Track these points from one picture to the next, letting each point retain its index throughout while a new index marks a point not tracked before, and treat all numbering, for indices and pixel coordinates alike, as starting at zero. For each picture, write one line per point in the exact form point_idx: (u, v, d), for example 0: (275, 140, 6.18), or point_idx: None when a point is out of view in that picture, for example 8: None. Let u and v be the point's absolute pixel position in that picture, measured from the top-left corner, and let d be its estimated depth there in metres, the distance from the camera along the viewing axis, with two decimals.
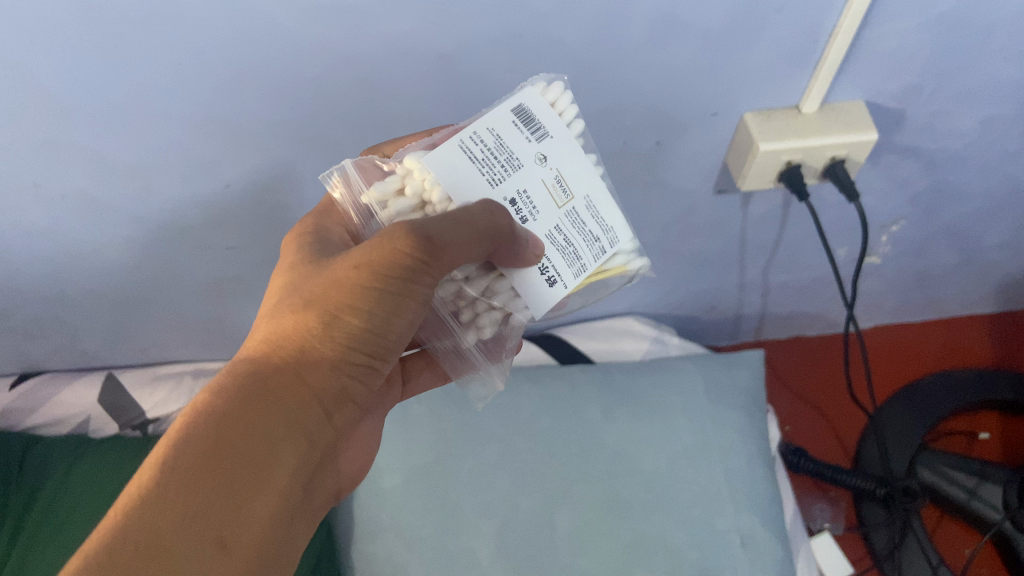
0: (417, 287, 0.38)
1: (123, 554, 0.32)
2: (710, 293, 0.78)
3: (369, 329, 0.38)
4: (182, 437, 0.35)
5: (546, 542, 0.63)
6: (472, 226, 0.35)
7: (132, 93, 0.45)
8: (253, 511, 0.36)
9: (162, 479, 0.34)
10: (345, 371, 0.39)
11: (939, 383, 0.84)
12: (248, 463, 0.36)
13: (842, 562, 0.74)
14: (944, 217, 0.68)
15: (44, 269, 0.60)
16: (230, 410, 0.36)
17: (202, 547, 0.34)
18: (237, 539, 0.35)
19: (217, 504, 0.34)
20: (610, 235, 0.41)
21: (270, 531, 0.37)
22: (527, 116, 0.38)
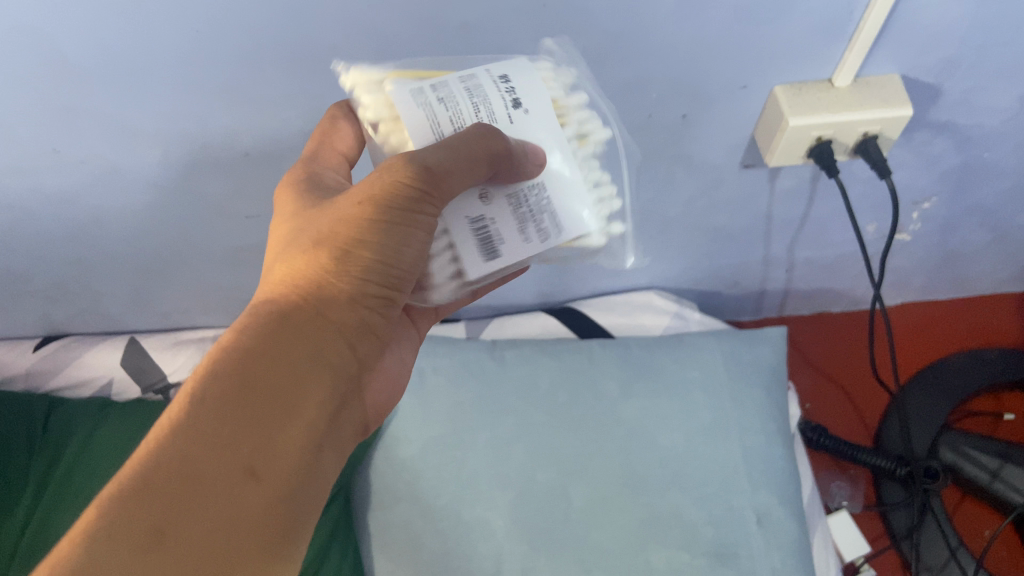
0: (423, 217, 0.37)
1: (158, 481, 0.31)
2: (733, 268, 0.77)
3: (383, 259, 0.37)
4: (209, 372, 0.34)
5: (561, 515, 0.63)
6: (466, 149, 0.37)
7: (149, 61, 0.45)
8: (281, 441, 0.34)
9: (189, 413, 0.33)
10: (367, 301, 0.38)
11: (965, 363, 0.83)
12: (274, 392, 0.34)
13: (859, 540, 0.73)
14: (978, 194, 0.66)
15: (66, 234, 0.60)
16: (254, 344, 0.35)
17: (232, 473, 0.32)
18: (268, 468, 0.33)
19: (244, 432, 0.33)
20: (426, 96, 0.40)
21: (301, 462, 0.35)
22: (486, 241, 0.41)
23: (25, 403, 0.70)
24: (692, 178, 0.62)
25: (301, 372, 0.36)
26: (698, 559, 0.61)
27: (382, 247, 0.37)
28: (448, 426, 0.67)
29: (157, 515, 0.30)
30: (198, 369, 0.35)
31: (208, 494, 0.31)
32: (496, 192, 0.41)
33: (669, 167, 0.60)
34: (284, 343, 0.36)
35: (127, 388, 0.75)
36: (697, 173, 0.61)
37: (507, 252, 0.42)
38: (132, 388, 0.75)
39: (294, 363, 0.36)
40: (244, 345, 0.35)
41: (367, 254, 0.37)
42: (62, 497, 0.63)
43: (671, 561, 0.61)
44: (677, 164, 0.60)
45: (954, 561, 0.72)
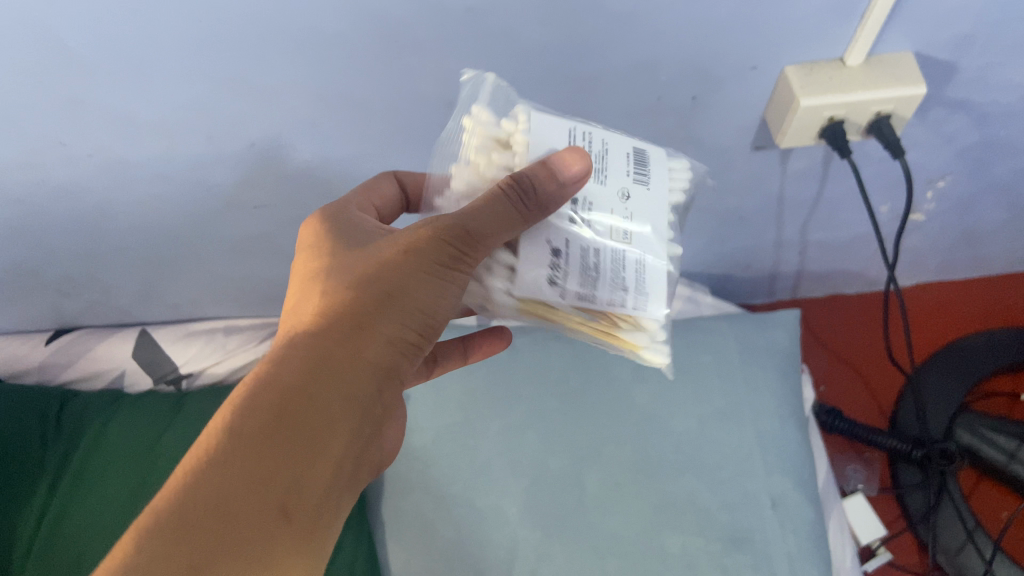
0: (461, 271, 0.36)
1: (191, 521, 0.30)
2: (745, 251, 0.77)
3: (422, 308, 0.36)
4: (242, 407, 0.33)
5: (575, 501, 0.63)
6: (509, 216, 0.35)
7: (154, 51, 0.44)
8: (312, 481, 0.32)
9: (221, 449, 0.32)
10: (405, 346, 0.36)
11: (982, 343, 0.82)
12: (310, 433, 0.33)
13: (873, 524, 0.73)
14: (994, 172, 0.65)
15: (74, 226, 0.60)
16: (288, 375, 0.34)
17: (264, 514, 0.31)
18: (298, 508, 0.32)
19: (279, 470, 0.32)
20: (637, 302, 0.39)
21: (329, 506, 0.33)
22: (642, 158, 0.40)
23: (39, 394, 0.70)
24: (703, 160, 0.61)
25: (335, 412, 0.33)
26: (713, 544, 0.60)
27: (421, 294, 0.36)
28: (460, 414, 0.68)
29: (189, 556, 0.29)
30: (230, 404, 0.33)
31: (239, 535, 0.30)
32: (616, 189, 0.38)
33: (679, 148, 0.59)
34: (322, 380, 0.34)
35: (138, 380, 0.76)
36: (708, 155, 0.60)
37: (627, 149, 0.40)
38: (144, 379, 0.76)
39: (329, 401, 0.33)
40: (277, 379, 0.34)
41: (407, 302, 0.36)
42: (77, 491, 0.63)
43: (686, 547, 0.60)
44: (688, 146, 0.59)
45: (971, 543, 0.70)
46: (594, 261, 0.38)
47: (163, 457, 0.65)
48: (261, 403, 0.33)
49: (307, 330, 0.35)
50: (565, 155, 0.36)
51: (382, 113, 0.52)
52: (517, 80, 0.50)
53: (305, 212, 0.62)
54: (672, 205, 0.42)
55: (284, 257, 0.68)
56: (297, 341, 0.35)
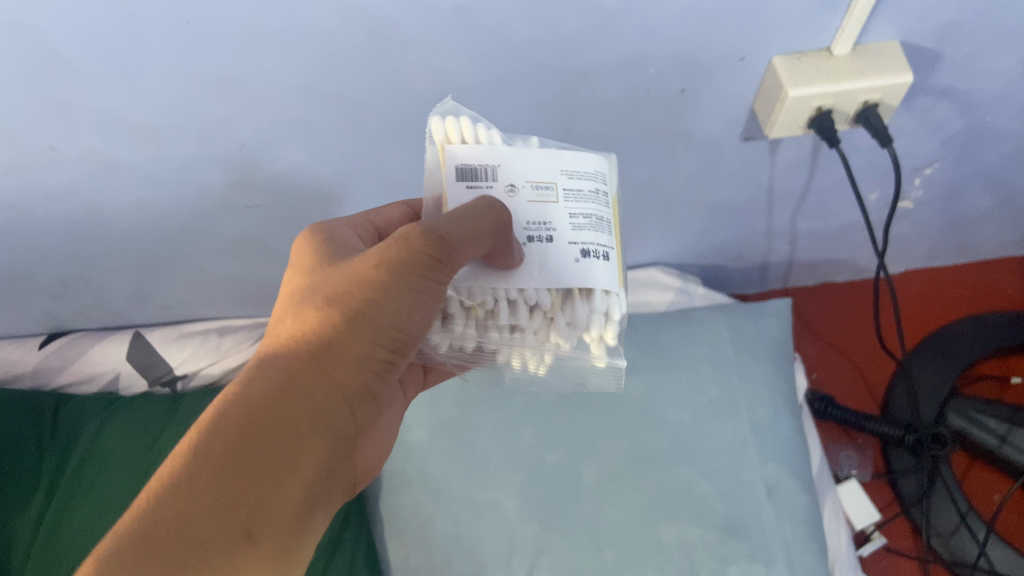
0: (435, 284, 0.37)
1: (152, 541, 0.29)
2: (736, 242, 0.77)
3: (393, 319, 0.36)
4: (210, 426, 0.31)
5: (572, 494, 0.63)
6: (479, 229, 0.38)
7: (143, 53, 0.44)
8: (279, 503, 0.31)
9: (187, 468, 0.30)
10: (374, 360, 0.36)
11: (971, 328, 0.82)
12: (279, 454, 0.32)
13: (868, 508, 0.73)
14: (980, 158, 0.66)
15: (66, 230, 0.60)
16: (258, 394, 0.33)
17: (227, 536, 0.30)
18: (264, 531, 0.31)
19: (244, 492, 0.31)
20: (597, 178, 0.45)
21: (293, 530, 0.32)
22: (469, 167, 0.42)
23: (32, 397, 0.70)
24: (693, 152, 0.61)
25: (303, 431, 0.33)
26: (709, 533, 0.60)
27: (393, 306, 0.36)
28: (456, 409, 0.68)
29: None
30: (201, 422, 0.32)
31: (201, 558, 0.29)
32: (503, 190, 0.42)
33: (670, 140, 0.60)
34: (290, 399, 0.33)
35: (133, 382, 0.76)
36: (698, 147, 0.61)
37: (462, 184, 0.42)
38: (139, 381, 0.76)
39: (297, 419, 0.33)
40: (247, 397, 0.33)
41: (378, 314, 0.36)
42: (75, 495, 0.63)
43: (682, 536, 0.61)
44: (678, 139, 0.59)
45: (965, 526, 0.71)
46: (580, 217, 0.43)
47: (161, 458, 0.65)
48: (233, 422, 0.32)
49: (276, 350, 0.35)
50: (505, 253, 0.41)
51: (373, 112, 0.52)
52: (507, 75, 0.50)
53: (298, 211, 0.62)
54: (495, 135, 0.43)
55: (276, 257, 0.68)
56: (267, 361, 0.34)
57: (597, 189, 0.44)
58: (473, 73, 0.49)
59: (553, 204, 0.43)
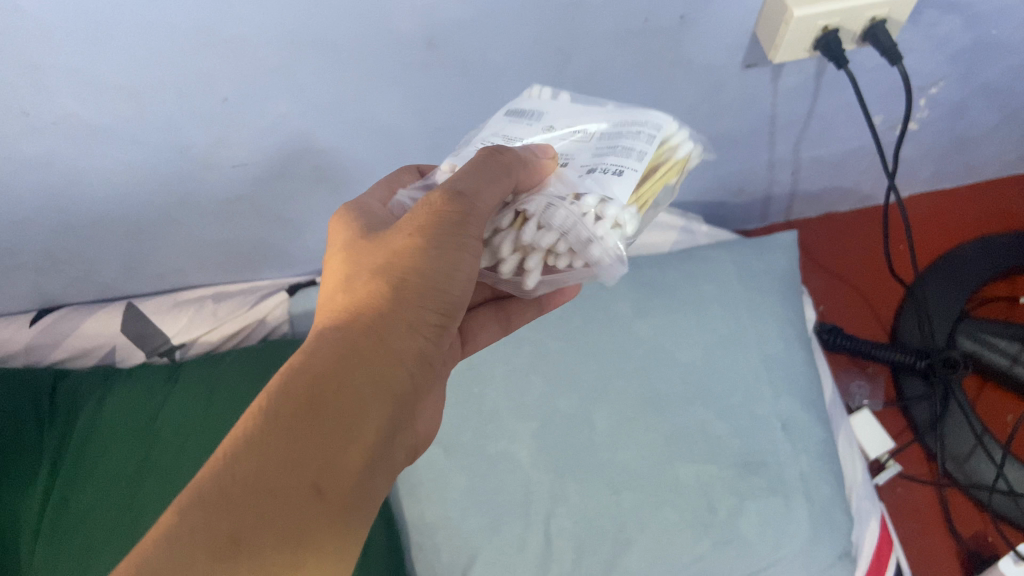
0: (469, 243, 0.37)
1: (233, 493, 0.29)
2: (738, 177, 0.75)
3: (435, 289, 0.36)
4: (276, 391, 0.32)
5: (586, 440, 0.62)
6: (486, 170, 0.37)
7: (113, 6, 0.42)
8: (345, 461, 0.31)
9: (258, 429, 0.31)
10: (421, 330, 0.36)
11: (979, 249, 0.81)
12: (345, 417, 0.32)
13: (882, 437, 0.73)
14: (985, 74, 0.64)
15: (46, 199, 0.58)
16: (322, 362, 0.33)
17: (298, 489, 0.30)
18: (334, 487, 0.31)
19: (313, 449, 0.31)
20: (649, 124, 0.43)
21: (364, 490, 0.32)
22: (520, 110, 0.47)
23: (29, 377, 0.68)
24: (694, 83, 0.59)
25: (362, 394, 0.33)
26: (726, 471, 0.59)
27: (441, 278, 0.36)
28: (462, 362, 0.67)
29: (230, 525, 0.29)
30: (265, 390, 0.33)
31: (276, 508, 0.29)
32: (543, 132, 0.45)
33: (668, 72, 0.57)
34: (352, 366, 0.33)
35: (131, 354, 0.74)
36: (698, 77, 0.58)
37: (507, 119, 0.46)
38: (137, 353, 0.74)
39: (355, 385, 0.33)
40: (308, 365, 0.33)
41: (423, 284, 0.36)
42: (79, 474, 0.61)
43: (699, 475, 0.60)
44: (678, 69, 0.57)
45: (981, 448, 0.71)
46: (606, 146, 0.42)
47: (167, 426, 0.64)
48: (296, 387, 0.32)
49: (331, 323, 0.35)
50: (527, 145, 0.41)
51: (362, 58, 0.50)
52: (499, 10, 0.48)
53: (288, 168, 0.60)
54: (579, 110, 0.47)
55: (267, 215, 0.66)
56: (325, 332, 0.35)
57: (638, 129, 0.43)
58: (465, 9, 0.47)
59: (585, 143, 0.43)
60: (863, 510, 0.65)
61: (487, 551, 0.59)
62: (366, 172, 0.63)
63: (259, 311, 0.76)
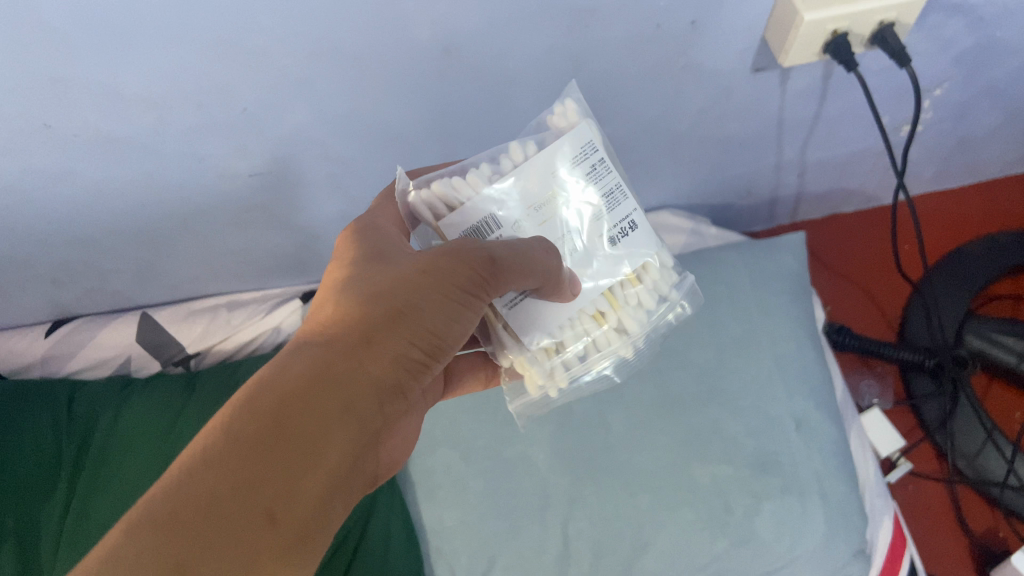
0: (474, 302, 0.38)
1: (185, 510, 0.28)
2: (746, 180, 0.76)
3: (426, 327, 0.36)
4: (246, 403, 0.31)
5: (602, 443, 0.63)
6: (529, 256, 0.39)
7: (134, 19, 0.42)
8: (304, 489, 0.30)
9: (222, 442, 0.29)
10: (400, 363, 0.35)
11: (984, 248, 0.82)
12: (315, 443, 0.31)
13: (893, 435, 0.73)
14: (989, 75, 0.65)
15: (65, 211, 0.58)
16: (299, 379, 0.32)
17: (253, 515, 0.28)
18: (287, 516, 0.29)
19: (275, 472, 0.29)
20: (597, 147, 0.44)
21: (319, 522, 0.31)
22: (490, 221, 0.42)
23: (46, 390, 0.69)
24: (703, 87, 0.60)
25: (334, 421, 0.32)
26: (741, 471, 0.60)
27: (431, 312, 0.36)
28: None
29: (178, 545, 0.27)
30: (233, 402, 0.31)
31: (227, 531, 0.28)
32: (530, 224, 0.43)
33: (679, 76, 0.58)
34: (331, 389, 0.32)
35: (147, 363, 0.75)
36: (708, 81, 0.59)
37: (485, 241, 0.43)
38: (152, 363, 0.75)
39: (327, 412, 0.32)
40: (283, 380, 0.32)
41: (415, 322, 0.36)
42: (97, 486, 0.61)
43: (715, 476, 0.60)
44: (688, 74, 0.58)
45: (991, 444, 0.71)
46: (603, 200, 0.45)
47: (185, 435, 0.64)
48: (269, 403, 0.31)
49: (313, 341, 0.34)
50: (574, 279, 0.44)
51: (379, 68, 0.50)
52: (515, 19, 0.48)
53: (304, 177, 0.61)
54: (509, 163, 0.43)
55: (281, 224, 0.67)
56: (305, 349, 0.34)
57: (593, 164, 0.44)
58: (482, 18, 0.48)
59: (573, 204, 0.44)
60: (876, 508, 0.65)
61: (505, 555, 0.60)
62: (382, 179, 0.64)
63: (274, 319, 0.76)
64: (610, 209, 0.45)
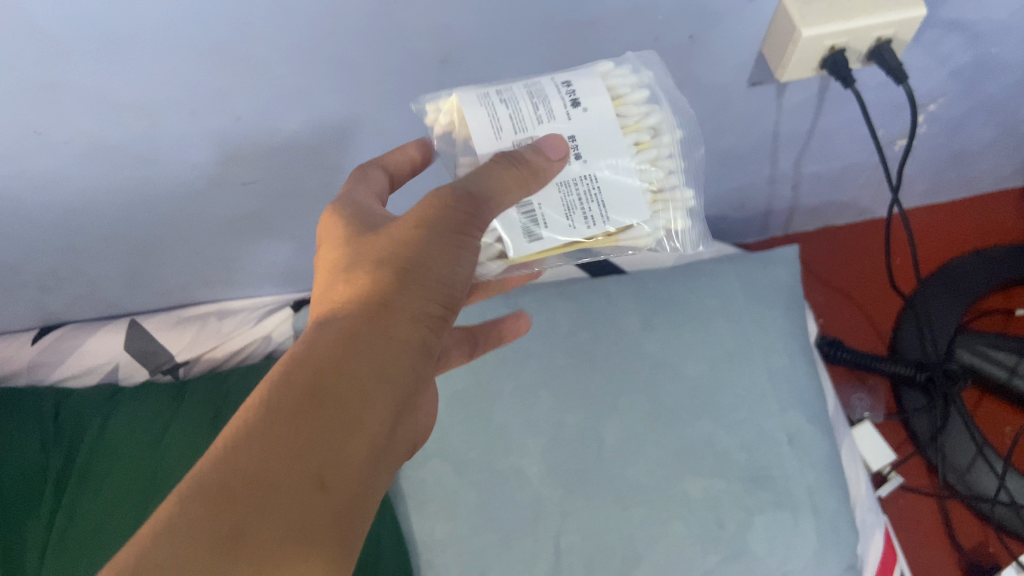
0: (471, 240, 0.35)
1: (233, 484, 0.26)
2: (740, 192, 0.76)
3: (436, 279, 0.34)
4: (274, 380, 0.29)
5: (594, 456, 0.62)
6: (511, 173, 0.36)
7: (129, 26, 0.42)
8: (348, 454, 0.29)
9: (256, 418, 0.28)
10: (422, 319, 0.33)
11: (975, 263, 0.82)
12: (350, 404, 0.29)
13: (884, 449, 0.73)
14: (983, 91, 0.65)
15: (53, 217, 0.57)
16: (320, 348, 0.31)
17: (301, 483, 0.27)
18: (337, 481, 0.28)
19: (315, 438, 0.28)
20: (483, 97, 0.40)
21: (368, 487, 0.29)
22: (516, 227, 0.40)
23: (31, 397, 0.68)
24: (700, 100, 0.60)
25: (362, 381, 0.30)
26: (733, 485, 0.60)
27: (439, 265, 0.34)
28: (470, 377, 0.66)
29: (229, 520, 0.26)
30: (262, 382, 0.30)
31: (278, 501, 0.26)
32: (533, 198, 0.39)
33: (676, 89, 0.58)
34: (353, 349, 0.31)
35: (134, 371, 0.73)
36: (705, 94, 0.59)
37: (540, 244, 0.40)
38: (140, 371, 0.73)
39: (358, 371, 0.30)
40: (305, 353, 0.31)
41: (425, 274, 0.34)
42: (84, 496, 0.61)
43: (708, 490, 0.60)
44: (685, 87, 0.58)
45: (982, 459, 0.72)
46: (534, 105, 0.39)
47: (174, 444, 0.63)
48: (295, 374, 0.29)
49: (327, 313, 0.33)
50: (546, 142, 0.38)
51: (376, 78, 0.50)
52: (514, 30, 0.48)
53: (297, 185, 0.60)
54: None
55: (274, 232, 0.66)
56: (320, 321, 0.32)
57: (499, 98, 0.40)
58: (480, 29, 0.47)
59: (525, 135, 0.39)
60: (866, 523, 0.65)
61: (497, 569, 0.60)
62: None
63: (265, 327, 0.76)
64: (535, 95, 0.40)
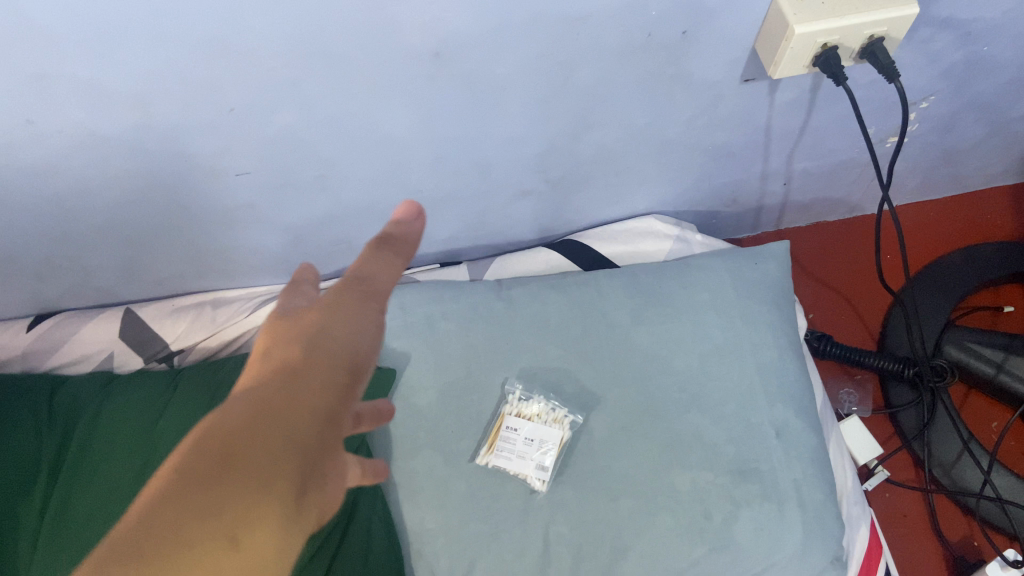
0: (377, 313, 0.33)
1: (140, 552, 0.24)
2: (732, 187, 0.76)
3: (347, 348, 0.31)
4: (186, 444, 0.26)
5: (584, 449, 0.63)
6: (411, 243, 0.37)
7: (124, 18, 0.42)
8: (261, 523, 0.26)
9: (168, 481, 0.25)
10: (336, 388, 0.30)
11: (964, 259, 0.83)
12: (267, 473, 0.27)
13: (871, 444, 0.74)
14: (974, 90, 0.66)
15: (46, 206, 0.58)
16: (232, 414, 0.27)
17: (208, 551, 0.25)
18: (247, 547, 0.26)
19: (230, 507, 0.25)
20: None
21: (281, 558, 0.27)
22: None
23: (26, 385, 0.68)
24: (693, 95, 0.60)
25: (277, 452, 0.27)
26: (721, 478, 0.61)
27: (348, 339, 0.31)
28: (463, 369, 0.66)
29: None
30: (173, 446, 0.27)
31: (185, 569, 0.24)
32: None
33: (668, 85, 0.58)
34: (266, 418, 0.27)
35: (129, 359, 0.73)
36: (697, 90, 0.59)
37: None
38: (134, 359, 0.73)
39: (274, 439, 0.27)
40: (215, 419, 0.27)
41: (336, 345, 0.31)
42: (78, 483, 0.61)
43: (695, 482, 0.61)
44: (678, 83, 0.58)
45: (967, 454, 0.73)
46: None
47: (167, 433, 0.64)
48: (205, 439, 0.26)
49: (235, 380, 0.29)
50: None
51: (369, 72, 0.51)
52: (507, 25, 0.49)
53: (290, 177, 0.61)
54: None
55: (267, 223, 0.67)
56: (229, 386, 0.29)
57: None
58: (473, 24, 0.48)
59: None
60: (852, 516, 0.66)
61: (486, 557, 0.61)
62: (368, 179, 0.63)
63: (257, 318, 0.75)
64: None
